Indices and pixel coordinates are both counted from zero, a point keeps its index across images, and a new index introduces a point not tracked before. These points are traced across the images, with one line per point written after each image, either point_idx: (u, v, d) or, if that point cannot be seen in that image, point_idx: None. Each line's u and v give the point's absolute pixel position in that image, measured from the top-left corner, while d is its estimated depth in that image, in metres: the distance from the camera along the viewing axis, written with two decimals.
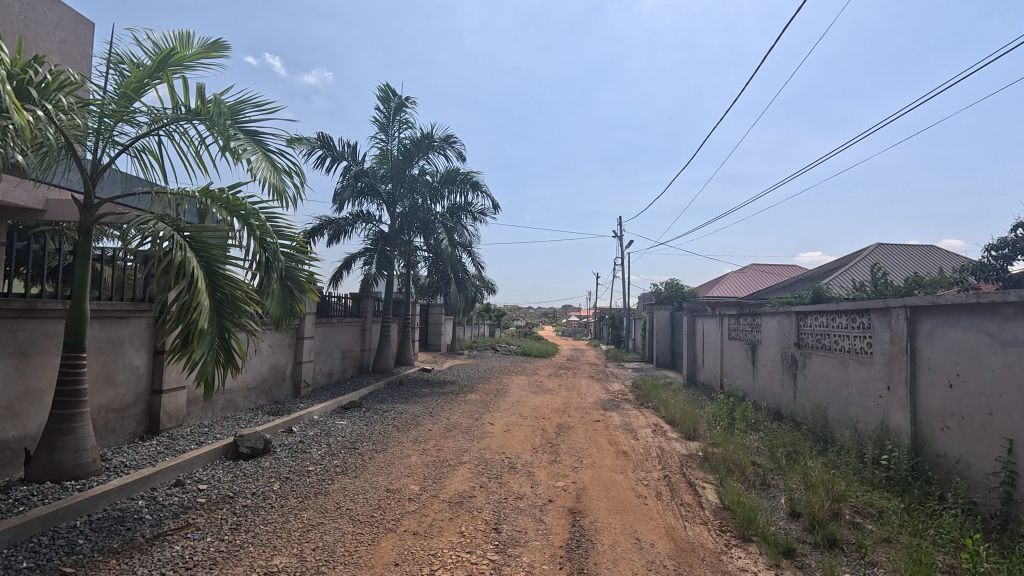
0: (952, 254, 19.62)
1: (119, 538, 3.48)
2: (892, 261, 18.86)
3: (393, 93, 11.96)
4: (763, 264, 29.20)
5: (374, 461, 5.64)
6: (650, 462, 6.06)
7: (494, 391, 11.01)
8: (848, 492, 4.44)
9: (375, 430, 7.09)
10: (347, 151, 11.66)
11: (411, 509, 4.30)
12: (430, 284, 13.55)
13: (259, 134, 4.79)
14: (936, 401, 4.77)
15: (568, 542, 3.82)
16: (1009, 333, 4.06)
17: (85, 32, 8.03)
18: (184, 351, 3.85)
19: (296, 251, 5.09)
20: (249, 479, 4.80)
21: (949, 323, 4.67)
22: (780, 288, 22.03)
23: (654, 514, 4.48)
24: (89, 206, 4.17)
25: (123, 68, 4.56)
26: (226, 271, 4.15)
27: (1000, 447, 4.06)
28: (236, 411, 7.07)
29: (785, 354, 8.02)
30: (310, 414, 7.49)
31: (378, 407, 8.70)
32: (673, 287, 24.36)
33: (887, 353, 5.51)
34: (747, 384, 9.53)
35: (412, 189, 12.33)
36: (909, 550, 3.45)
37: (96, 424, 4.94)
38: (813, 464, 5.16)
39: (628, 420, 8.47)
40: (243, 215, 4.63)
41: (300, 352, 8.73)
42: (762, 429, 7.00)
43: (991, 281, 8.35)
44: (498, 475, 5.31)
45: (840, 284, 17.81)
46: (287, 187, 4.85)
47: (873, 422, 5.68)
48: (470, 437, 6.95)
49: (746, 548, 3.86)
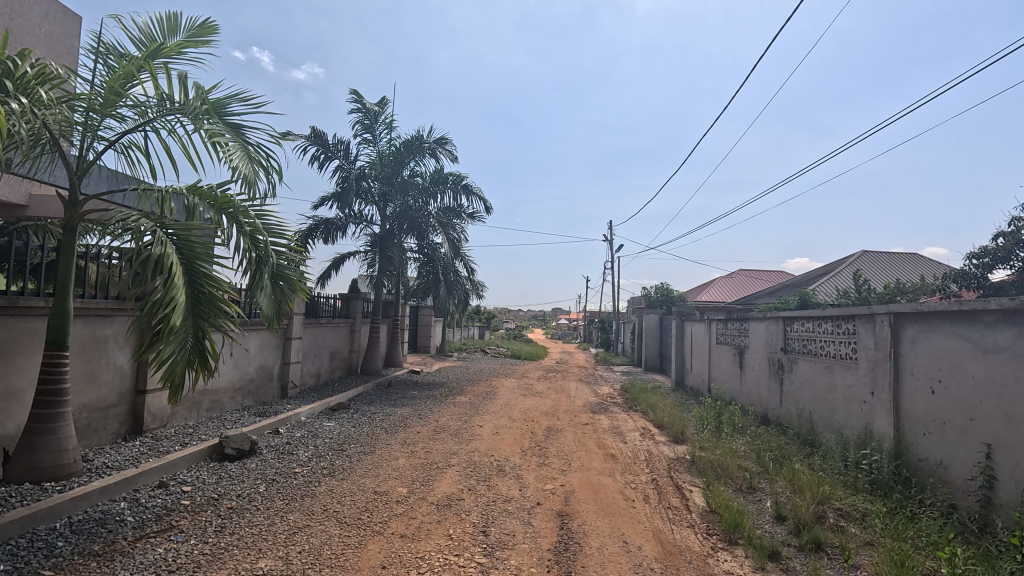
0: (935, 263, 19.97)
1: (100, 540, 3.42)
2: (875, 268, 19.21)
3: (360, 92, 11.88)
4: (750, 270, 29.55)
5: (362, 463, 5.61)
6: (638, 466, 6.08)
7: (484, 394, 11.01)
8: (832, 495, 4.50)
9: (363, 432, 7.05)
10: (340, 151, 11.60)
11: (399, 511, 4.28)
12: (420, 285, 13.51)
13: (243, 127, 4.79)
14: (918, 406, 4.85)
15: (556, 545, 3.83)
16: (989, 339, 4.16)
17: (71, 25, 7.91)
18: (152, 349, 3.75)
19: (288, 249, 5.05)
20: (234, 481, 4.73)
21: (932, 329, 4.75)
22: (768, 293, 22.28)
23: (641, 517, 4.50)
24: (74, 202, 4.11)
25: (111, 60, 4.51)
26: (210, 270, 4.09)
27: (978, 452, 4.15)
28: (221, 412, 6.98)
29: (772, 359, 8.11)
30: (297, 415, 7.42)
31: (367, 409, 8.65)
32: (663, 291, 24.46)
33: (871, 359, 5.60)
34: (735, 388, 9.61)
35: (403, 190, 12.32)
36: (892, 553, 3.50)
37: (78, 424, 4.85)
38: (799, 468, 5.22)
39: (617, 424, 8.51)
40: (232, 213, 4.58)
41: (288, 353, 8.64)
42: (749, 432, 7.07)
43: (972, 288, 8.52)
44: (486, 478, 5.30)
45: (826, 290, 18.07)
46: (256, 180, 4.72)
47: (857, 428, 5.75)
48: (459, 439, 6.94)
49: (732, 550, 3.89)
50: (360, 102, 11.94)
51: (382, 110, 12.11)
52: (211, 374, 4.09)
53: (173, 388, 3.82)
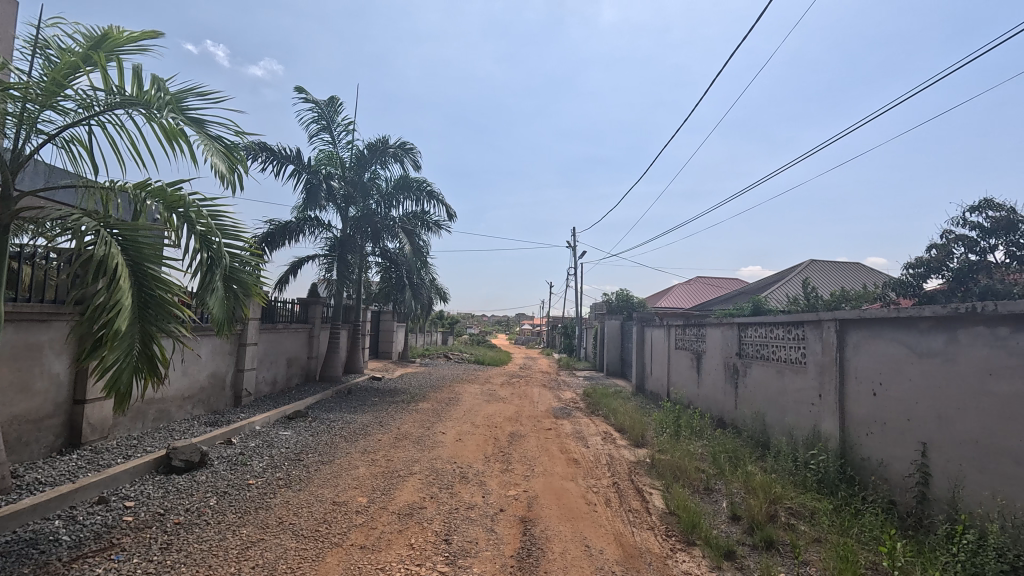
0: (876, 272, 21.22)
1: (31, 563, 3.18)
2: (822, 276, 20.24)
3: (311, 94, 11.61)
4: (707, 278, 30.56)
5: (320, 472, 5.45)
6: (599, 469, 6.16)
7: (446, 400, 10.92)
8: (783, 494, 4.69)
9: (321, 440, 6.84)
10: (295, 155, 11.29)
11: (358, 522, 4.18)
12: (382, 290, 13.30)
13: (203, 121, 4.59)
14: (861, 408, 5.13)
15: (519, 551, 3.82)
16: (924, 344, 4.44)
17: (7, 10, 7.43)
18: (95, 356, 3.55)
19: (245, 252, 4.87)
20: (181, 495, 4.49)
21: (873, 335, 5.03)
22: (724, 299, 23.08)
23: (602, 520, 4.56)
24: (7, 199, 3.83)
25: (50, 52, 4.25)
26: (159, 273, 3.88)
27: (915, 450, 4.42)
28: (169, 422, 6.64)
29: (727, 364, 8.39)
30: (251, 424, 7.14)
31: (326, 417, 8.41)
32: (624, 297, 24.94)
33: (818, 363, 5.88)
34: (693, 392, 9.89)
35: (365, 193, 12.13)
36: (838, 549, 3.67)
37: (7, 437, 4.51)
38: (752, 469, 5.42)
39: (579, 428, 8.61)
40: (184, 213, 4.39)
41: (242, 359, 8.31)
42: (705, 435, 7.28)
43: (909, 296, 9.07)
44: (449, 485, 5.25)
45: (778, 297, 18.88)
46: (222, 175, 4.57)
47: (806, 429, 6.02)
48: (422, 446, 6.84)
49: (690, 551, 3.99)
50: (313, 104, 11.67)
51: (337, 112, 11.87)
52: (161, 381, 3.89)
53: (118, 398, 3.62)
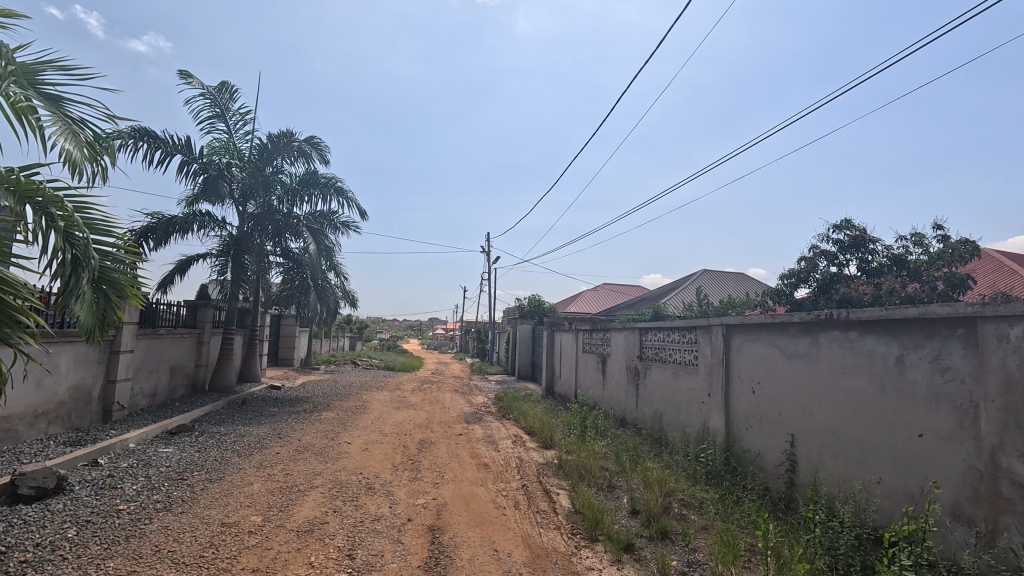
0: (757, 281, 23.68)
1: None
2: (713, 285, 22.20)
3: (198, 78, 10.63)
4: (613, 284, 32.23)
5: (207, 492, 4.97)
6: (509, 473, 6.23)
7: (353, 408, 10.46)
8: (676, 487, 5.05)
9: (209, 456, 6.25)
10: (182, 144, 10.29)
11: (251, 543, 3.86)
12: (284, 293, 12.48)
13: (62, 100, 4.03)
14: (742, 404, 5.68)
15: (426, 561, 3.75)
16: (792, 347, 5.03)
17: None
18: None
19: (116, 250, 4.32)
20: (29, 528, 3.87)
21: (753, 339, 5.60)
22: (628, 305, 24.48)
23: (511, 523, 4.61)
24: None
25: None
26: (3, 273, 3.32)
27: (785, 441, 4.98)
28: (15, 444, 5.70)
29: (629, 366, 8.89)
30: (123, 442, 6.34)
31: (215, 431, 7.69)
32: (535, 302, 25.55)
33: (708, 365, 6.42)
34: (598, 393, 10.35)
35: (267, 189, 11.33)
36: (722, 535, 4.01)
37: None
38: (650, 465, 5.78)
39: (490, 433, 8.65)
40: (39, 203, 3.82)
41: (113, 369, 7.37)
42: (609, 435, 7.65)
43: (783, 303, 10.21)
44: (353, 497, 5.02)
45: (675, 304, 20.38)
46: (84, 161, 4.02)
47: (697, 426, 6.54)
48: (325, 458, 6.49)
49: (593, 547, 4.16)
50: (203, 89, 10.73)
51: (231, 100, 11.00)
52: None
53: None
